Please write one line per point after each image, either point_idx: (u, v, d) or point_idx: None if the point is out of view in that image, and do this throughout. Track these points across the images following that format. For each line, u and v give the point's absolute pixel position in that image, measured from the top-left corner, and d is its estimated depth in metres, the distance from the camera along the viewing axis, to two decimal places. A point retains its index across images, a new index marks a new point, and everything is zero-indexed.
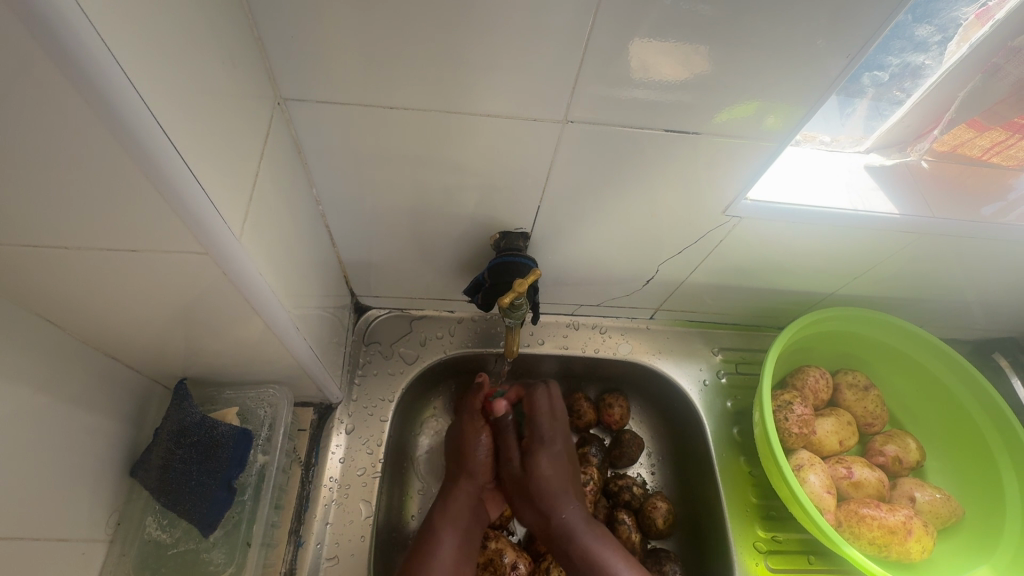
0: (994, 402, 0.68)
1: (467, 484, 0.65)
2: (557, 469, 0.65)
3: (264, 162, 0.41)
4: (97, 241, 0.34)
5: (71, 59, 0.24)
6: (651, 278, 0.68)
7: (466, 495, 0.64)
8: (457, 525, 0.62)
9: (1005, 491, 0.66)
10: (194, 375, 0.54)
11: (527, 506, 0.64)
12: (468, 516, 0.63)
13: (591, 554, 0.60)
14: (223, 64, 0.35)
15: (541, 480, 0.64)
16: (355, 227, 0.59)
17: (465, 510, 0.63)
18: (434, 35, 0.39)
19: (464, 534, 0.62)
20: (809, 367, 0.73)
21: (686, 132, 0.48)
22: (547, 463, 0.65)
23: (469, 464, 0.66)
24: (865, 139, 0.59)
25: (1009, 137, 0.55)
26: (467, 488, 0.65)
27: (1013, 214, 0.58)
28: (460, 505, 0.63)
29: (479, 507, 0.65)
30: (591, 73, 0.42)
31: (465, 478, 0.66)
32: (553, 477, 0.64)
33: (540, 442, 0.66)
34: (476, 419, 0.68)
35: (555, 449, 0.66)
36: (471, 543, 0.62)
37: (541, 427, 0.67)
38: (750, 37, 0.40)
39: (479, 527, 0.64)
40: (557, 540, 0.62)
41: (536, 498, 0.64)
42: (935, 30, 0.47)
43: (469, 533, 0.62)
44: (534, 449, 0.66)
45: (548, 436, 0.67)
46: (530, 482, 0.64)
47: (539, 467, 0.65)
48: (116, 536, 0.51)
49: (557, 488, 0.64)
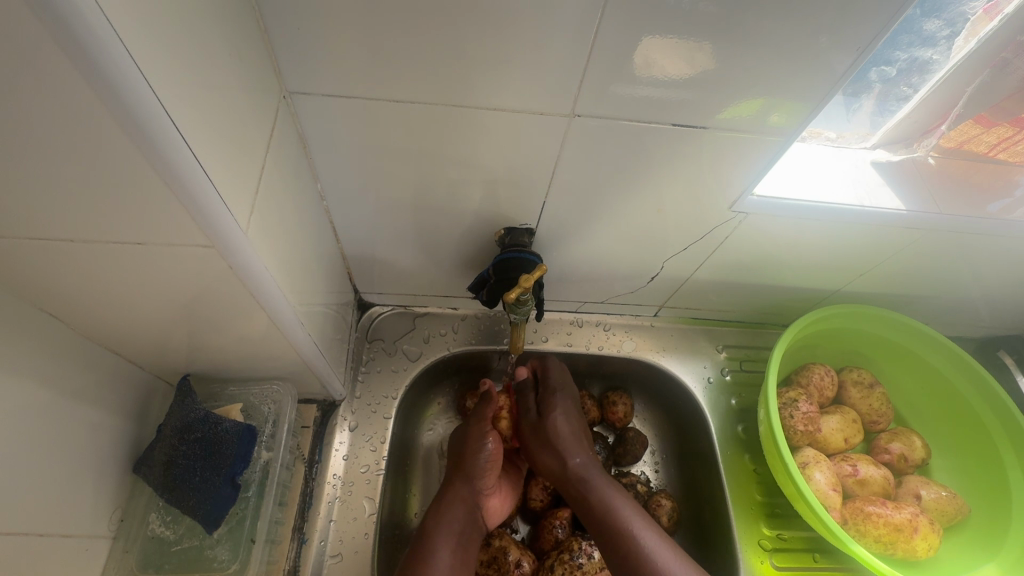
0: (1006, 407, 0.67)
1: (464, 489, 0.63)
2: (571, 423, 0.66)
3: (269, 155, 0.41)
4: (102, 234, 0.33)
5: (80, 50, 0.23)
6: (655, 275, 0.68)
7: (463, 502, 0.62)
8: (453, 530, 0.60)
9: (1011, 497, 0.66)
10: (197, 371, 0.54)
11: (544, 451, 0.65)
12: (465, 521, 0.61)
13: (607, 502, 0.60)
14: (229, 56, 0.35)
15: (554, 428, 0.66)
16: (359, 223, 0.58)
17: (462, 517, 0.61)
18: (442, 29, 0.39)
19: (458, 541, 0.59)
20: (814, 364, 0.73)
21: (693, 127, 0.48)
22: (562, 418, 0.66)
23: (470, 467, 0.64)
24: (871, 135, 0.59)
25: (1015, 133, 0.55)
26: (464, 493, 0.63)
27: (1020, 211, 0.57)
28: (457, 512, 0.61)
29: (476, 513, 0.63)
30: (598, 68, 0.42)
31: (464, 481, 0.63)
32: (566, 427, 0.66)
33: (554, 392, 0.68)
34: (484, 422, 0.67)
35: (566, 401, 0.68)
36: (466, 549, 0.60)
37: (554, 380, 0.69)
38: (759, 33, 0.40)
39: (476, 534, 0.62)
40: (571, 483, 0.63)
41: (551, 443, 0.65)
42: (944, 24, 0.47)
43: (465, 539, 0.60)
44: (549, 400, 0.67)
45: (561, 387, 0.69)
46: (546, 429, 0.66)
47: (554, 419, 0.66)
48: (119, 532, 0.50)
49: (569, 440, 0.65)
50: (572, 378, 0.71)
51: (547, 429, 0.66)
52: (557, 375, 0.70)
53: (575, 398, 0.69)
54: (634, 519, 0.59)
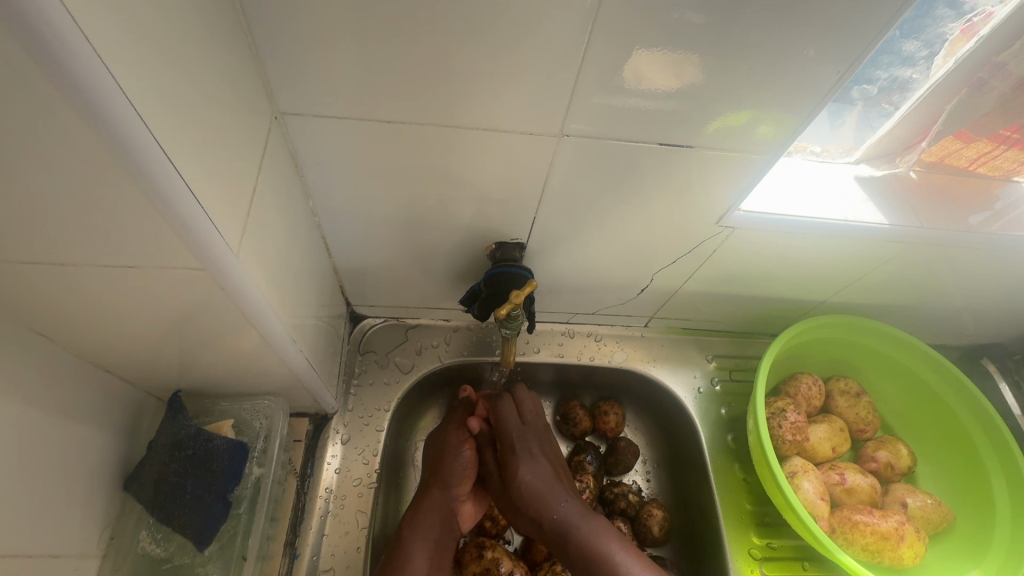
0: (992, 419, 0.68)
1: (439, 496, 0.63)
2: (540, 473, 0.63)
3: (260, 174, 0.41)
4: (95, 258, 0.34)
5: (71, 81, 0.24)
6: (645, 287, 0.69)
7: (438, 509, 0.62)
8: (428, 539, 0.60)
9: (996, 512, 0.66)
10: (188, 388, 0.54)
11: (520, 513, 0.63)
12: (440, 528, 0.61)
13: (594, 546, 0.59)
14: (220, 80, 0.35)
15: (521, 486, 0.62)
16: (351, 238, 0.59)
17: (437, 523, 0.61)
18: (431, 48, 0.40)
19: (433, 548, 0.60)
20: (801, 374, 0.73)
21: (678, 145, 0.49)
22: (526, 470, 0.63)
23: (447, 473, 0.64)
24: (855, 149, 0.60)
25: (995, 148, 0.56)
26: (439, 501, 0.62)
27: (999, 223, 0.59)
28: (429, 526, 0.61)
29: (452, 520, 0.63)
30: (585, 85, 0.43)
31: (440, 488, 0.63)
32: (534, 481, 0.62)
33: (512, 448, 0.64)
34: (462, 430, 0.67)
35: (530, 451, 0.64)
36: (443, 555, 0.61)
37: (510, 430, 0.65)
38: (742, 48, 0.41)
39: (451, 542, 0.62)
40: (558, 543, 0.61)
41: (522, 501, 0.62)
42: (922, 45, 0.49)
43: (441, 545, 0.61)
44: (509, 458, 0.64)
45: (517, 437, 0.65)
46: (511, 489, 0.63)
47: (519, 475, 0.63)
48: (110, 550, 0.50)
49: (543, 492, 0.62)
50: (533, 417, 0.67)
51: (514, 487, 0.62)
52: (512, 418, 0.66)
53: (538, 442, 0.66)
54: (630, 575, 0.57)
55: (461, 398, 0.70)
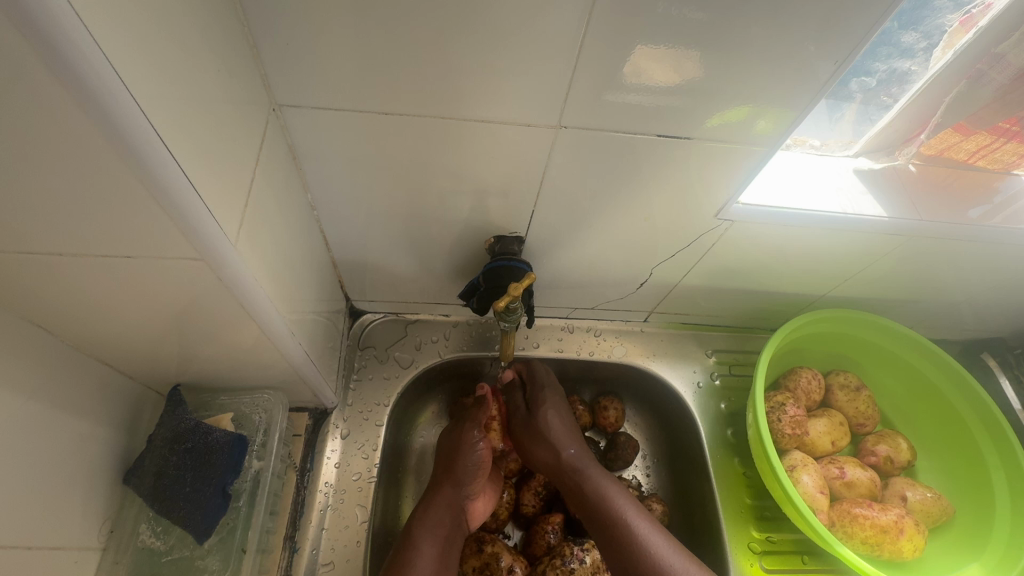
0: (992, 414, 0.68)
1: (449, 492, 0.63)
2: (563, 418, 0.66)
3: (258, 167, 0.41)
4: (93, 248, 0.34)
5: (70, 71, 0.24)
6: (644, 282, 0.69)
7: (447, 505, 0.62)
8: (437, 534, 0.60)
9: (995, 508, 0.66)
10: (188, 381, 0.54)
11: (538, 447, 0.65)
12: (449, 524, 0.61)
13: (600, 488, 0.61)
14: (217, 71, 0.35)
15: (545, 422, 0.65)
16: (350, 232, 0.59)
17: (446, 517, 0.61)
18: (429, 42, 0.40)
19: (443, 543, 0.60)
20: (801, 368, 0.73)
21: (677, 136, 0.48)
22: (553, 414, 0.65)
23: (459, 471, 0.63)
24: (855, 142, 0.60)
25: (993, 141, 0.56)
26: (449, 496, 0.62)
27: (999, 217, 0.59)
28: (439, 513, 0.61)
29: (461, 517, 0.63)
30: (583, 79, 0.43)
31: (451, 485, 0.63)
32: (557, 422, 0.65)
33: (543, 388, 0.68)
34: (476, 426, 0.67)
35: (558, 398, 0.67)
36: (451, 550, 0.60)
37: (541, 378, 0.68)
38: (741, 41, 0.41)
39: (459, 537, 0.62)
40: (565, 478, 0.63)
41: (543, 436, 0.65)
42: (920, 37, 0.48)
43: (450, 540, 0.61)
44: (539, 397, 0.67)
45: (549, 385, 0.68)
46: (535, 424, 0.65)
47: (544, 414, 0.65)
48: (109, 543, 0.50)
49: (561, 435, 0.64)
50: (562, 378, 0.70)
51: (538, 426, 0.65)
52: (544, 374, 0.69)
53: (565, 397, 0.69)
54: (626, 509, 0.59)
55: (477, 395, 0.71)
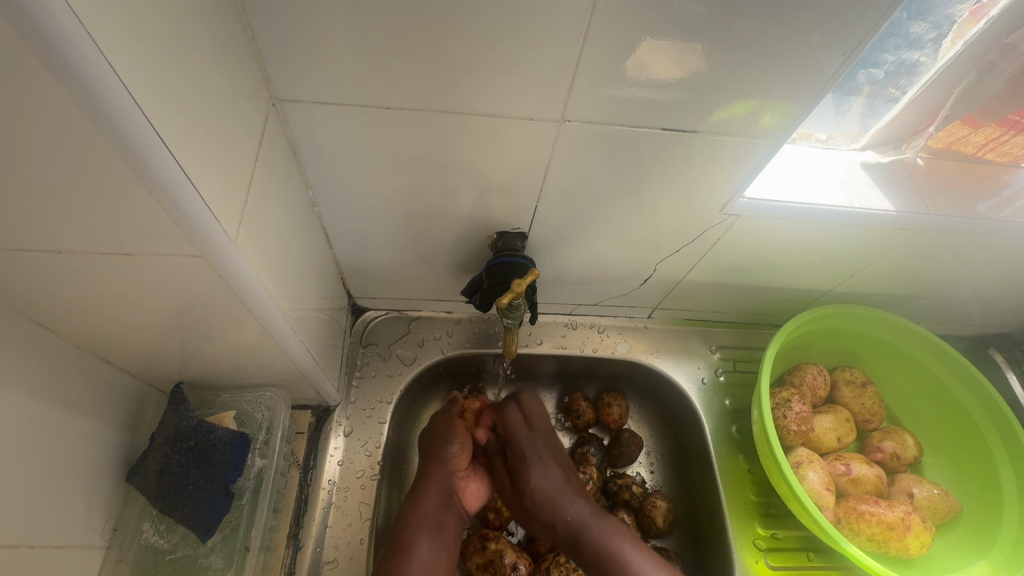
0: (1004, 416, 0.67)
1: (438, 473, 0.62)
2: (550, 477, 0.62)
3: (258, 162, 0.41)
4: (91, 245, 0.33)
5: (69, 71, 0.24)
6: (648, 277, 0.68)
7: (436, 486, 0.61)
8: (427, 516, 0.59)
9: (1003, 518, 0.65)
10: (190, 379, 0.54)
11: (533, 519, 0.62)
12: (439, 505, 0.60)
13: (605, 545, 0.59)
14: (215, 64, 0.34)
15: (534, 491, 0.62)
16: (352, 229, 0.58)
17: (435, 501, 0.60)
18: (431, 36, 0.39)
19: (433, 528, 0.59)
20: (807, 365, 0.73)
21: (683, 130, 0.48)
22: (538, 476, 0.62)
23: (441, 451, 0.63)
24: (861, 136, 0.59)
25: (1003, 133, 0.55)
26: (439, 479, 0.61)
27: (1008, 210, 0.58)
28: (431, 497, 0.60)
29: (452, 497, 0.62)
30: (587, 73, 0.42)
31: (437, 466, 0.62)
32: (547, 486, 0.62)
33: (524, 456, 0.63)
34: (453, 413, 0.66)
35: (542, 458, 0.63)
36: (443, 532, 0.60)
37: (518, 439, 0.64)
38: (747, 37, 0.40)
39: (451, 519, 0.61)
40: (569, 542, 0.61)
41: (537, 509, 0.61)
42: (929, 28, 0.48)
43: (440, 523, 0.60)
44: (520, 467, 0.63)
45: (529, 444, 0.64)
46: (525, 494, 0.62)
47: (532, 481, 0.62)
48: (113, 541, 0.50)
49: (555, 495, 0.61)
50: (540, 421, 0.66)
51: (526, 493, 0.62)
52: (519, 428, 0.65)
53: (547, 442, 0.65)
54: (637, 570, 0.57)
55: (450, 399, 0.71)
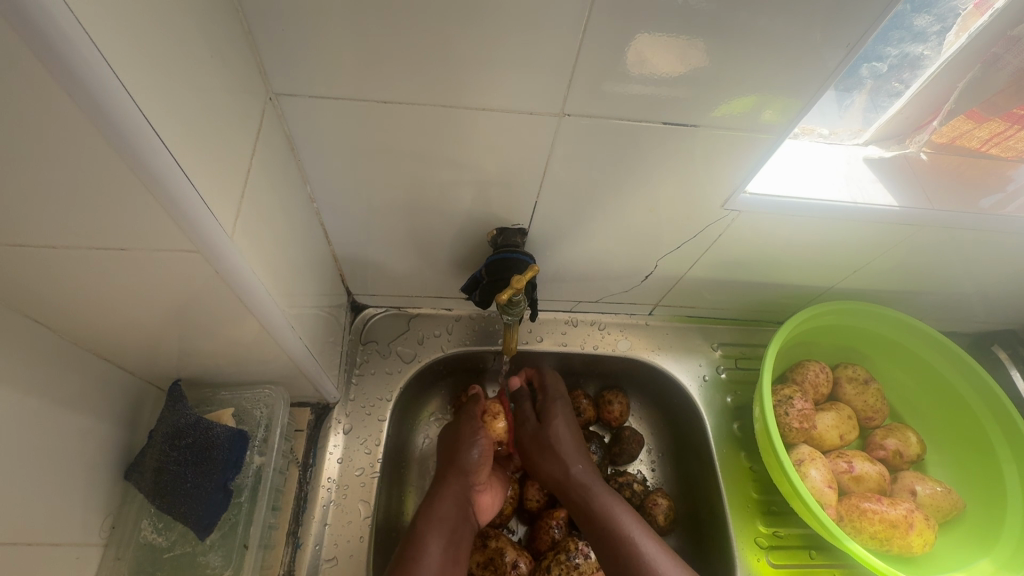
0: (1008, 415, 0.67)
1: (456, 485, 0.62)
2: (570, 429, 0.68)
3: (255, 158, 0.41)
4: (85, 242, 0.33)
5: (63, 66, 0.23)
6: (649, 274, 0.68)
7: (454, 496, 0.61)
8: (443, 523, 0.59)
9: (1006, 517, 0.65)
10: (188, 376, 0.54)
11: (545, 458, 0.66)
12: (455, 516, 0.60)
13: (606, 510, 0.61)
14: (211, 57, 0.34)
15: (554, 434, 0.67)
16: (350, 225, 0.58)
17: (452, 508, 0.61)
18: (428, 30, 0.39)
19: (449, 537, 0.59)
20: (809, 362, 0.72)
21: (684, 125, 0.47)
22: (563, 424, 0.68)
23: (462, 463, 0.64)
24: (864, 131, 0.59)
25: (1007, 128, 0.55)
26: (456, 488, 0.62)
27: (1012, 206, 0.58)
28: (448, 503, 0.61)
29: (467, 508, 0.62)
30: (587, 67, 0.42)
31: (456, 476, 0.63)
32: (566, 434, 0.67)
33: (554, 399, 0.70)
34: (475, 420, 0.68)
35: (567, 409, 0.70)
36: (458, 544, 0.59)
37: (551, 387, 0.71)
38: (748, 30, 0.40)
39: (467, 530, 0.61)
40: (579, 497, 0.63)
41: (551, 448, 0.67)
42: (934, 20, 0.48)
43: (455, 534, 0.60)
44: (550, 406, 0.70)
45: (562, 394, 0.71)
46: (546, 435, 0.67)
47: (554, 424, 0.68)
48: (111, 539, 0.50)
49: (569, 447, 0.66)
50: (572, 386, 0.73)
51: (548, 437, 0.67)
52: (557, 382, 0.72)
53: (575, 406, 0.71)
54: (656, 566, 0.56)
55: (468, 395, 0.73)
